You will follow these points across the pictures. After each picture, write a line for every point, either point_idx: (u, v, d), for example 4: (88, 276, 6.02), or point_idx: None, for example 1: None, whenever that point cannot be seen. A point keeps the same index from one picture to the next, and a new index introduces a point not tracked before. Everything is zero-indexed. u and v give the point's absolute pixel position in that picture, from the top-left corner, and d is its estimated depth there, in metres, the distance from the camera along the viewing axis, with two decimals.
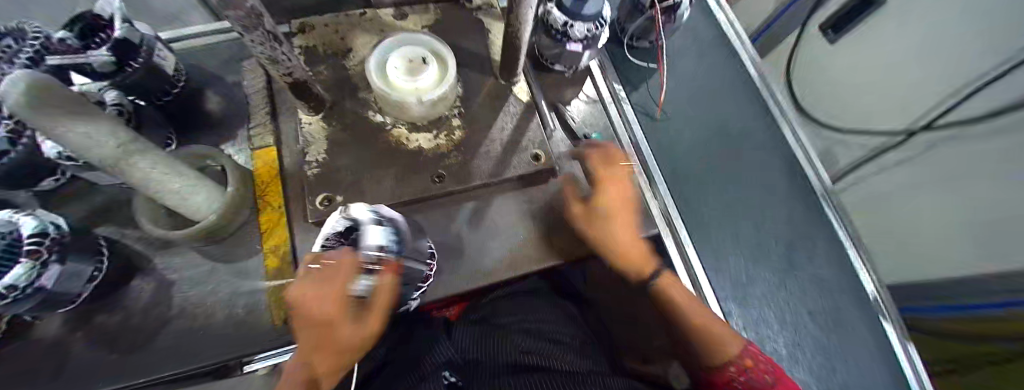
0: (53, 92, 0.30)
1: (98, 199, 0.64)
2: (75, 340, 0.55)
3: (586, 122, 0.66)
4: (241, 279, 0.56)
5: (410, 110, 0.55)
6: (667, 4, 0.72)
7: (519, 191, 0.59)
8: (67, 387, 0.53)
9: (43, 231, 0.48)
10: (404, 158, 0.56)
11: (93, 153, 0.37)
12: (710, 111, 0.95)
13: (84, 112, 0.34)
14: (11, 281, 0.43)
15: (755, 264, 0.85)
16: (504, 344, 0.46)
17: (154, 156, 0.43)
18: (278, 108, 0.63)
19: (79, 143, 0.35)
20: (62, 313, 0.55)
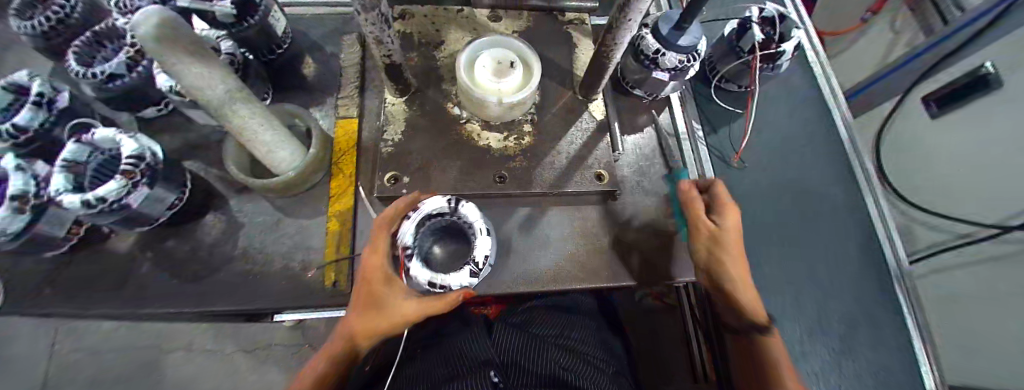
0: (179, 33, 0.34)
1: (195, 137, 0.72)
2: (158, 255, 0.62)
3: (655, 151, 0.65)
4: (300, 235, 0.59)
5: (488, 109, 0.57)
6: (768, 54, 0.71)
7: (574, 208, 0.59)
8: (144, 295, 0.60)
9: (141, 155, 0.55)
10: (472, 153, 0.58)
11: (206, 96, 0.41)
12: (779, 164, 0.91)
13: (204, 57, 0.39)
14: (103, 193, 0.50)
15: (806, 338, 0.81)
16: (545, 354, 0.45)
17: (253, 107, 0.47)
18: (366, 85, 0.67)
19: (195, 86, 0.39)
20: (145, 230, 0.62)
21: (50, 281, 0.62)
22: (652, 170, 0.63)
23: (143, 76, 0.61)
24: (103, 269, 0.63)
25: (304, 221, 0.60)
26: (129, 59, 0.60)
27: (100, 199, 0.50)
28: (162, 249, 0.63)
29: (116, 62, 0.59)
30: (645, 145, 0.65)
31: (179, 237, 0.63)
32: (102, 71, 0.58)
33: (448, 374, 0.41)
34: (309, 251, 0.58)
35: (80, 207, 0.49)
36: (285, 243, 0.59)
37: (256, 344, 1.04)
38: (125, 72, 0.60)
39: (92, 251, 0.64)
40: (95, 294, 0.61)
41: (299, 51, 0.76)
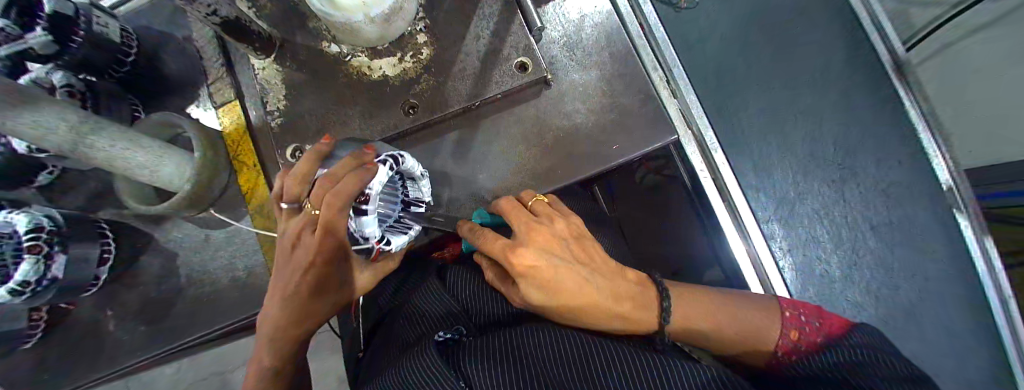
0: None
1: (94, 185, 0.64)
2: (116, 310, 0.60)
3: (583, 11, 0.53)
4: (235, 243, 0.55)
5: (362, 32, 0.46)
6: None
7: (505, 112, 0.51)
8: (120, 351, 0.59)
9: (38, 226, 0.48)
10: (371, 91, 0.49)
11: (49, 140, 0.35)
12: None
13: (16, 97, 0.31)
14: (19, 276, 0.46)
15: (802, 174, 0.84)
16: None
17: (111, 132, 0.40)
18: (232, 58, 0.56)
19: (30, 130, 0.34)
20: (90, 293, 0.59)
21: (35, 368, 0.62)
22: (584, 37, 0.52)
23: (9, 147, 0.54)
24: (75, 342, 0.61)
25: (232, 230, 0.55)
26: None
27: (22, 285, 0.46)
28: (118, 304, 0.60)
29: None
30: (569, 9, 0.53)
31: (127, 289, 0.60)
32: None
33: (408, 340, 0.40)
34: (250, 257, 0.55)
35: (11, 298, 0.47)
36: (224, 257, 0.55)
37: None
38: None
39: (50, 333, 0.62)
40: (77, 366, 0.61)
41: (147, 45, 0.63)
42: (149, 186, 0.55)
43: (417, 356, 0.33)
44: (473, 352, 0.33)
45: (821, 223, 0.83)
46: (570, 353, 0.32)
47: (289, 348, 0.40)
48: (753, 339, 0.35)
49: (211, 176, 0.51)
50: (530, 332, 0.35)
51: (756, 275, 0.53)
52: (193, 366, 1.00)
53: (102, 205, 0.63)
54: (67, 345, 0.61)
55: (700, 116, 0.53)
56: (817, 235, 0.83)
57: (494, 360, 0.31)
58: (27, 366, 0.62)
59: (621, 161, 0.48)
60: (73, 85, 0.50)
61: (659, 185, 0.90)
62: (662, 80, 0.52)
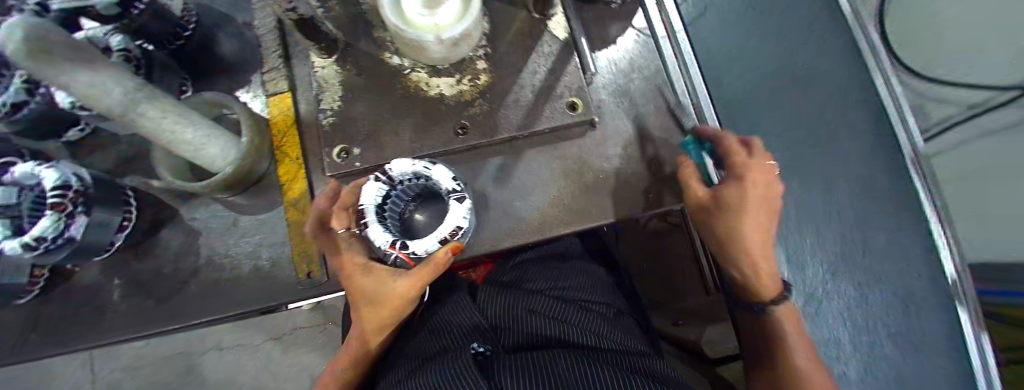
0: (57, 40, 0.26)
1: (126, 150, 0.64)
2: (124, 280, 0.59)
3: (634, 62, 0.55)
4: (261, 230, 0.55)
5: (427, 51, 0.49)
6: None
7: (550, 147, 0.52)
8: (121, 321, 0.58)
9: (66, 183, 0.48)
10: (424, 107, 0.51)
11: (99, 105, 0.34)
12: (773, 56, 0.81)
13: (88, 61, 0.30)
14: (39, 230, 0.45)
15: (836, 262, 0.78)
16: (530, 304, 0.46)
17: (159, 104, 0.39)
18: (290, 51, 0.57)
19: (86, 97, 0.32)
20: (102, 258, 0.58)
21: (27, 326, 0.60)
22: (632, 87, 0.55)
23: (48, 98, 0.54)
24: (74, 304, 0.60)
25: (263, 218, 0.56)
26: (25, 82, 0.52)
27: (37, 240, 0.45)
28: (126, 274, 0.59)
29: (12, 89, 0.51)
30: (619, 58, 0.55)
31: (140, 259, 0.59)
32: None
33: (435, 348, 0.40)
34: (275, 247, 0.55)
35: (23, 251, 0.46)
36: (251, 243, 0.55)
37: (283, 330, 0.96)
38: (26, 97, 0.52)
39: (44, 292, 0.60)
40: (68, 330, 0.59)
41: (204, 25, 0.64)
42: (187, 162, 0.56)
43: (447, 363, 0.34)
44: (505, 368, 0.34)
45: (844, 322, 0.76)
46: (599, 378, 0.33)
47: (361, 361, 0.50)
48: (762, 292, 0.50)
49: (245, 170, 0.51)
50: (560, 356, 0.36)
51: None
52: (172, 343, 0.97)
53: (126, 173, 0.63)
54: (63, 307, 0.60)
55: None
56: (840, 337, 0.76)
57: (527, 377, 0.32)
58: (21, 321, 0.60)
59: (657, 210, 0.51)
60: (130, 49, 0.50)
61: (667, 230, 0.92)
62: None
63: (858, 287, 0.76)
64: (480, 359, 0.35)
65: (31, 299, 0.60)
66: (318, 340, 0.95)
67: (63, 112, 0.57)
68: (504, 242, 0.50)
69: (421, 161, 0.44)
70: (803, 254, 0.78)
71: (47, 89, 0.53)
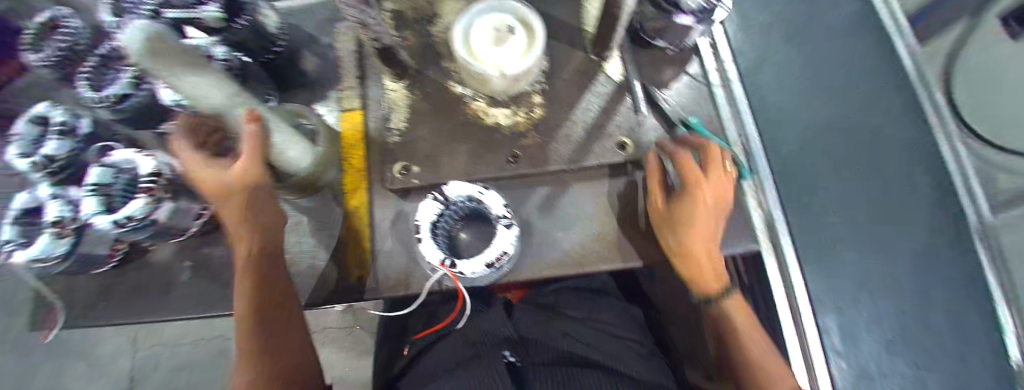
0: (163, 44, 0.29)
1: None
2: (193, 263, 0.65)
3: (685, 106, 0.57)
4: (320, 233, 0.59)
5: (490, 83, 0.53)
6: None
7: (596, 181, 0.54)
8: (186, 300, 0.64)
9: (159, 170, 0.56)
10: (481, 134, 0.54)
11: (205, 104, 0.37)
12: (827, 106, 0.80)
13: (191, 65, 0.33)
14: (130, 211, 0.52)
15: (886, 328, 0.73)
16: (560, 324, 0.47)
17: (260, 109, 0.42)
18: (364, 72, 0.62)
19: (196, 96, 0.35)
20: (178, 241, 0.64)
21: (102, 295, 0.66)
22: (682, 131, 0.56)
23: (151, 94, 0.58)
24: (145, 280, 0.66)
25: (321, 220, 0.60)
26: (134, 76, 0.57)
27: (127, 219, 0.53)
28: (196, 258, 0.65)
29: (122, 81, 0.56)
30: (672, 101, 0.57)
31: (209, 246, 0.65)
32: (111, 93, 0.56)
33: (469, 354, 0.42)
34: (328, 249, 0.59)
35: (113, 227, 0.53)
36: None
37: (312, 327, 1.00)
38: (133, 90, 0.57)
39: (122, 266, 0.67)
40: (137, 303, 0.65)
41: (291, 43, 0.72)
42: None
43: (484, 369, 0.36)
44: (539, 381, 0.35)
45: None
46: None
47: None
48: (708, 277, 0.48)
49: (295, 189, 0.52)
50: (590, 374, 0.37)
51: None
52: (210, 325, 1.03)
53: None
54: (135, 282, 0.66)
55: (779, 228, 0.55)
56: None
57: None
58: (98, 290, 0.67)
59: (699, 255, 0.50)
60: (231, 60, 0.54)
61: None
62: (749, 187, 0.54)
63: (909, 359, 0.71)
64: (513, 370, 0.37)
65: (110, 271, 0.67)
66: (345, 342, 0.98)
67: (161, 108, 0.61)
68: (544, 269, 0.51)
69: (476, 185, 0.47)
70: (855, 317, 0.74)
71: (152, 82, 0.58)
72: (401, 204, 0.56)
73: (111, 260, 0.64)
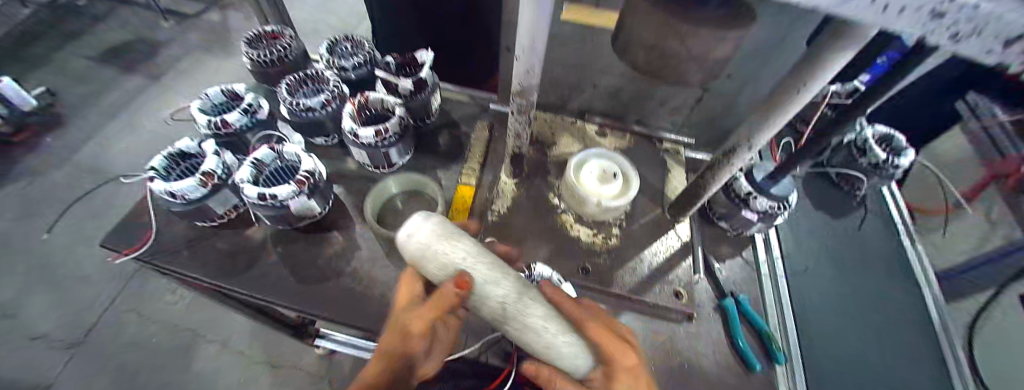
0: None
1: None
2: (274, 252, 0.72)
3: (736, 282, 0.66)
4: (401, 270, 0.65)
5: (586, 206, 0.65)
6: (886, 163, 0.76)
7: (647, 318, 0.61)
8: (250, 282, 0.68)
9: (313, 172, 0.64)
10: (546, 231, 0.66)
11: None
12: None
13: None
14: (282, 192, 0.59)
15: None
16: None
17: None
18: (486, 159, 0.77)
19: None
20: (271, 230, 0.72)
21: (184, 245, 0.73)
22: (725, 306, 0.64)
23: (333, 113, 0.75)
24: (223, 250, 0.72)
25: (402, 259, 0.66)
26: (325, 100, 0.73)
27: (272, 196, 0.59)
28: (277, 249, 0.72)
29: (318, 99, 0.72)
30: (725, 273, 0.66)
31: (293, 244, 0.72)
32: (304, 104, 0.72)
33: None
34: (398, 285, 0.64)
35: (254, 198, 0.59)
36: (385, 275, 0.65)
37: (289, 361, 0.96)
38: (319, 108, 0.73)
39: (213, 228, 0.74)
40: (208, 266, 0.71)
41: None
42: None
43: None
44: None
45: None
46: None
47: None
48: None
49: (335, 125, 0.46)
50: None
51: None
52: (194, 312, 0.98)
53: None
54: (214, 247, 0.73)
55: None
56: None
57: None
58: (186, 240, 0.74)
59: None
60: (404, 117, 0.69)
61: None
62: (787, 378, 0.58)
63: None
64: None
65: (202, 229, 0.75)
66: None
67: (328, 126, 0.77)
68: None
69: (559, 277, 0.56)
70: None
71: (334, 107, 0.74)
72: None
73: (214, 219, 0.72)
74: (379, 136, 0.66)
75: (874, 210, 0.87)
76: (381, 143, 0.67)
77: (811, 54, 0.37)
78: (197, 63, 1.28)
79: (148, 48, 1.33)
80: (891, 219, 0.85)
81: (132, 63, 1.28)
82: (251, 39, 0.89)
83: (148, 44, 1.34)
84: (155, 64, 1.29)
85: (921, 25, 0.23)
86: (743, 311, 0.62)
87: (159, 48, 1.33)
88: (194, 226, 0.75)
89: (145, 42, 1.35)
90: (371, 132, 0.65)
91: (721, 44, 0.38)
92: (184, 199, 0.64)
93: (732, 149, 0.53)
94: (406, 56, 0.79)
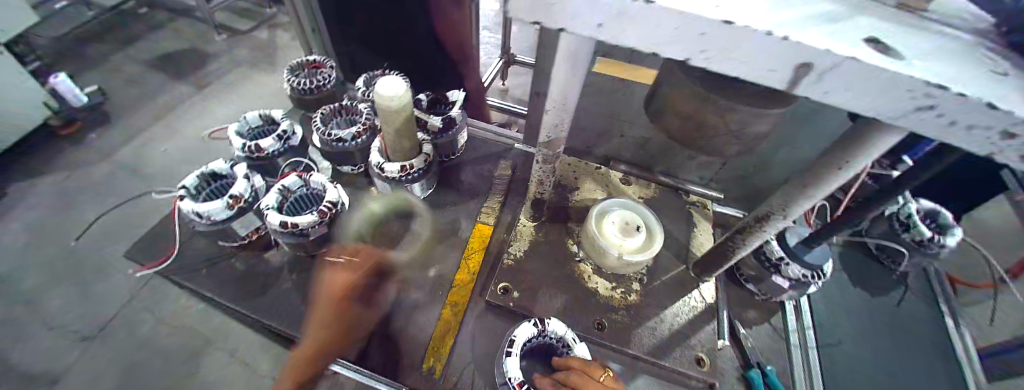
0: None
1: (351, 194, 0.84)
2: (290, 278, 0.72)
3: (761, 351, 0.62)
4: (412, 311, 0.64)
5: (606, 257, 0.64)
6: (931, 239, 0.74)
7: (664, 384, 0.57)
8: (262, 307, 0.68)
9: (336, 202, 0.65)
10: (563, 278, 0.65)
11: None
12: None
13: None
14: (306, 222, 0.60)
15: None
16: None
17: None
18: (506, 199, 0.78)
19: None
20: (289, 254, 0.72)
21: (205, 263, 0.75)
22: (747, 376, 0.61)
23: (361, 145, 0.77)
24: (242, 271, 0.73)
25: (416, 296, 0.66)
26: (356, 133, 0.75)
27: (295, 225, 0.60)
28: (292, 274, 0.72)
29: (349, 131, 0.75)
30: (750, 340, 0.63)
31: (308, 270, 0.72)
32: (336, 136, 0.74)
33: None
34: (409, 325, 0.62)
35: (277, 225, 0.61)
36: (395, 311, 0.64)
37: None
38: (349, 139, 0.76)
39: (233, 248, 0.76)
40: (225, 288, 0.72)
41: None
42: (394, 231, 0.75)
43: None
44: None
45: None
46: None
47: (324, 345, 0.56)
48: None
49: (387, 120, 0.61)
50: None
51: None
52: None
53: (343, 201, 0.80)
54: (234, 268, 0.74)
55: None
56: None
57: None
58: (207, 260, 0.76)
59: None
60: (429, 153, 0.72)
61: None
62: None
63: None
64: None
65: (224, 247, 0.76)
66: None
67: (356, 156, 0.79)
68: None
69: (573, 333, 0.55)
70: None
71: (364, 138, 0.77)
72: (490, 318, 0.63)
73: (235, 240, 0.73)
74: (404, 172, 0.69)
75: (918, 290, 0.83)
76: (406, 178, 0.69)
77: (852, 131, 0.36)
78: (239, 80, 1.35)
79: (197, 56, 1.41)
80: (934, 300, 0.82)
81: (179, 70, 1.35)
82: (293, 69, 0.95)
83: (196, 55, 1.42)
84: (201, 71, 1.36)
85: (987, 143, 0.23)
86: (769, 384, 0.57)
87: (206, 59, 1.41)
88: (217, 243, 0.77)
89: (194, 52, 1.43)
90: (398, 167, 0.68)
91: (760, 120, 0.38)
92: (210, 220, 0.65)
93: (764, 217, 0.51)
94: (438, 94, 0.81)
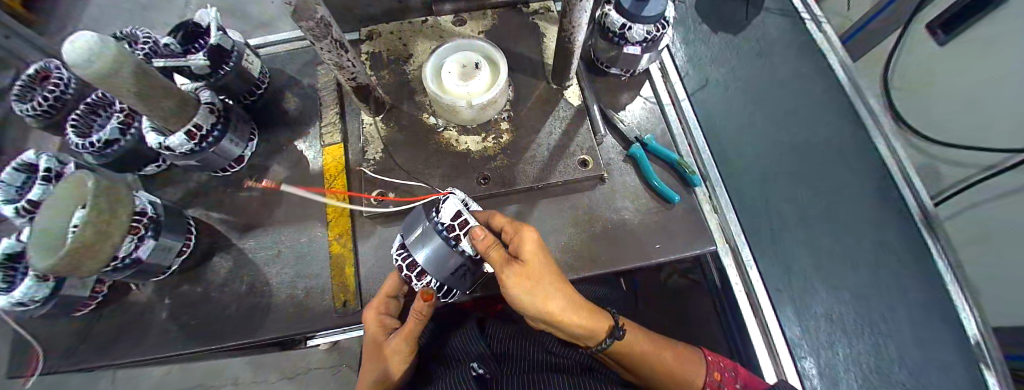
0: None
1: (177, 191, 0.68)
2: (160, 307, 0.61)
3: (640, 126, 0.63)
4: (301, 264, 0.60)
5: (459, 113, 0.57)
6: None
7: (563, 198, 0.58)
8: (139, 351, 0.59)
9: (143, 210, 0.51)
10: (431, 153, 0.59)
11: None
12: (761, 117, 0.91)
13: None
14: (122, 251, 0.48)
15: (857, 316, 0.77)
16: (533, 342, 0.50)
17: None
18: (345, 109, 0.67)
19: None
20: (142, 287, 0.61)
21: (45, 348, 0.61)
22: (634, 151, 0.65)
23: (137, 137, 0.60)
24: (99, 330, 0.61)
25: (305, 250, 0.61)
26: (120, 122, 0.58)
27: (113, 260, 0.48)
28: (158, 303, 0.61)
29: (109, 127, 0.57)
30: (628, 121, 0.63)
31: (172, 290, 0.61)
32: (97, 139, 0.56)
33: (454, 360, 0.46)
34: (311, 278, 0.59)
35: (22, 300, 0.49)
36: (291, 273, 0.60)
37: (285, 372, 0.98)
38: (118, 136, 0.58)
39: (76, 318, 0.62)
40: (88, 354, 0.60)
41: (279, 89, 0.72)
42: (248, 203, 0.65)
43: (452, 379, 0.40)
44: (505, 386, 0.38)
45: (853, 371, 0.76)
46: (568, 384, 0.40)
47: None
48: (686, 383, 0.48)
49: (110, 88, 0.42)
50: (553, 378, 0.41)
51: (771, 365, 0.57)
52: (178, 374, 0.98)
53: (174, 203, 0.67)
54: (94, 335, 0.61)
55: (734, 228, 0.60)
56: None
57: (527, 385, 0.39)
58: (48, 338, 0.61)
59: (662, 261, 0.53)
60: (214, 102, 0.56)
61: (680, 287, 0.91)
62: (705, 195, 0.58)
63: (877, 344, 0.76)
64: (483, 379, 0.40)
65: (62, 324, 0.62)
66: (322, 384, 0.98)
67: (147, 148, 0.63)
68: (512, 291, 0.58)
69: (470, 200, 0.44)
70: None
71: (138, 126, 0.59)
72: (382, 229, 0.59)
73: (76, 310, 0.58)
74: (195, 138, 0.53)
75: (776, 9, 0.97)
76: (206, 144, 0.55)
77: None
78: None
79: None
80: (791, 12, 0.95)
81: None
82: (18, 93, 0.68)
83: None
84: None
85: None
86: (650, 150, 0.60)
87: None
88: (48, 322, 0.62)
89: None
90: (182, 136, 0.52)
91: None
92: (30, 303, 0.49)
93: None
94: (187, 29, 0.61)
